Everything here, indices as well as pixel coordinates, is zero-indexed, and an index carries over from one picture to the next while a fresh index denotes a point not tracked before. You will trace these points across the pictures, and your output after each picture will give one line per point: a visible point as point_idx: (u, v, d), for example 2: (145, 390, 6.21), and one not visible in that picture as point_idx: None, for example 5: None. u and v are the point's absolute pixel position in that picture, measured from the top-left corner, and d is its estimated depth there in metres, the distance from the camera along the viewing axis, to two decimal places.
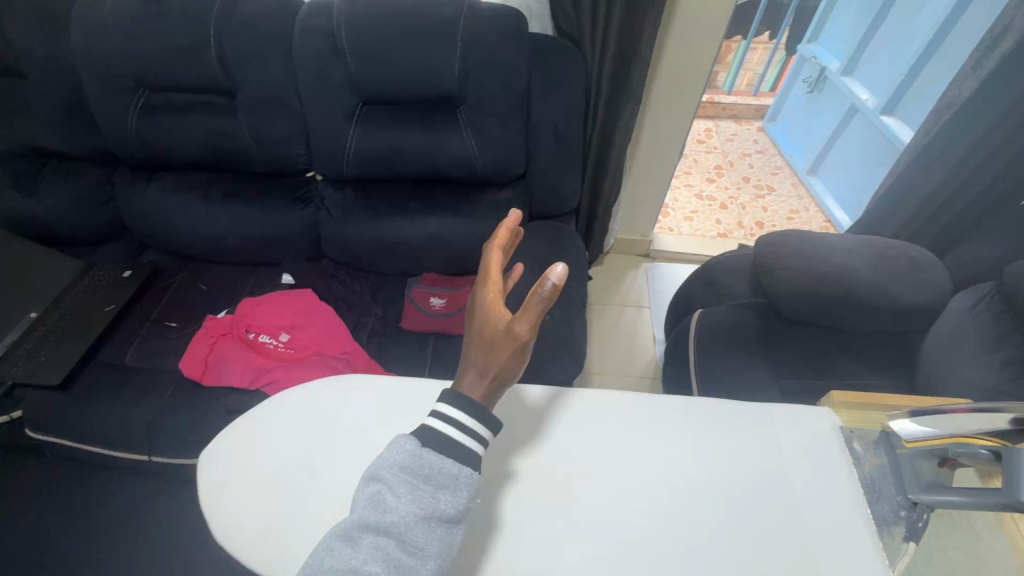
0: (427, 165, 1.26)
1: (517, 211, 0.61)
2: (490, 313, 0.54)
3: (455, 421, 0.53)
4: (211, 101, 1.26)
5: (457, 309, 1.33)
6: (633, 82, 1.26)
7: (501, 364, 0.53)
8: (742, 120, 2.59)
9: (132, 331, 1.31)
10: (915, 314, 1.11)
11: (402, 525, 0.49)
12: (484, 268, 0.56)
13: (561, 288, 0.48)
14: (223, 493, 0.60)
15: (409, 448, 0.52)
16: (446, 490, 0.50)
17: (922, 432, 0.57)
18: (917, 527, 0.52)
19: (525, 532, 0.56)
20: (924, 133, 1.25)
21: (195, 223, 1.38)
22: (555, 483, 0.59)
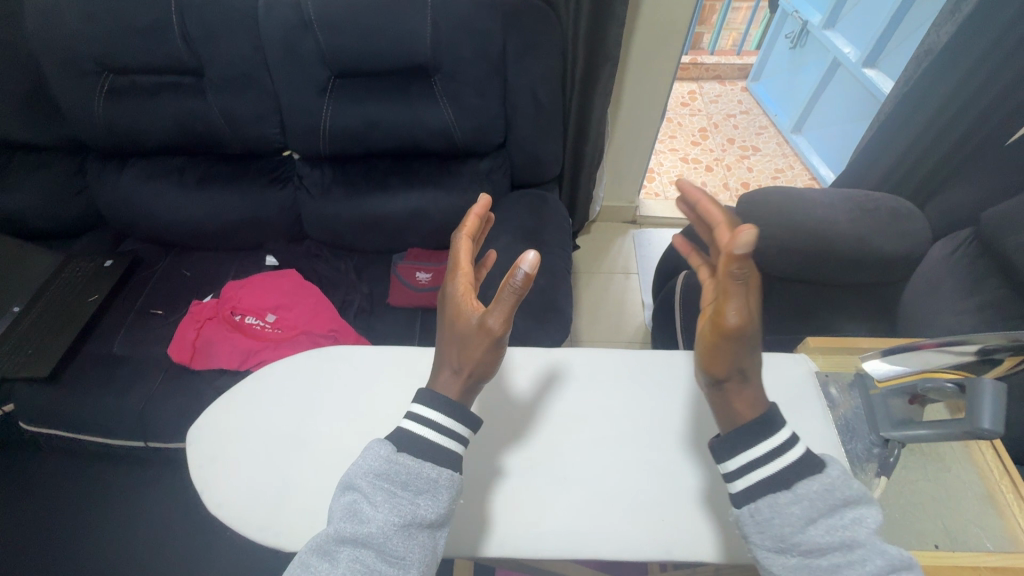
0: (405, 138, 1.24)
1: (487, 197, 0.61)
2: (462, 307, 0.56)
3: (432, 421, 0.53)
4: (178, 82, 1.22)
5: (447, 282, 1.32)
6: (610, 43, 1.23)
7: (475, 359, 0.54)
8: (725, 81, 2.54)
9: (119, 320, 1.31)
10: (896, 262, 1.13)
11: (381, 535, 0.49)
12: (455, 261, 0.57)
13: (532, 278, 0.49)
14: (214, 468, 0.61)
15: (384, 454, 0.52)
16: (425, 495, 0.51)
17: (893, 371, 0.61)
18: (889, 462, 0.57)
19: (518, 487, 0.61)
20: (904, 82, 1.24)
21: (172, 209, 1.36)
22: (546, 442, 0.65)
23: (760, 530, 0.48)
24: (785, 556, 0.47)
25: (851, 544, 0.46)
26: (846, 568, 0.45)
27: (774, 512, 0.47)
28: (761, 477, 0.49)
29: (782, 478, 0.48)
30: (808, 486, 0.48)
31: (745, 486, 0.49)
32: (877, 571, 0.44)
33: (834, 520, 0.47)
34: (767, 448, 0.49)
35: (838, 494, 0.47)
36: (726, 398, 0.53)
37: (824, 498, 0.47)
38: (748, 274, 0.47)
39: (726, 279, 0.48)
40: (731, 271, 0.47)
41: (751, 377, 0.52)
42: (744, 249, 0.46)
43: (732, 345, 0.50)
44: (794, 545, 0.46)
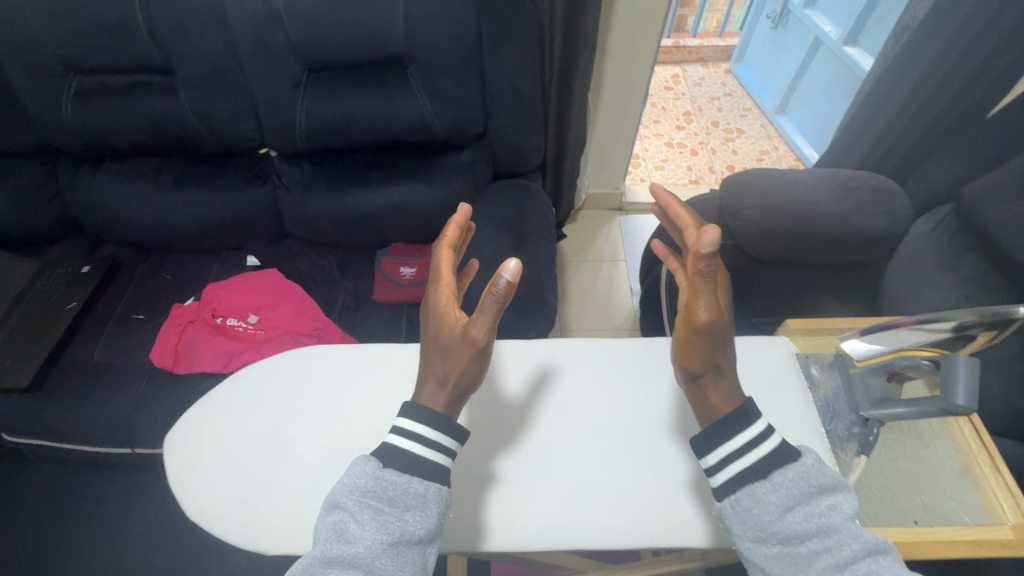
0: (383, 131, 1.22)
1: (465, 207, 0.62)
2: (445, 318, 0.56)
3: (418, 435, 0.53)
4: (147, 81, 1.19)
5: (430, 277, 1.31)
6: (587, 27, 1.21)
7: (460, 370, 0.54)
8: (709, 63, 2.52)
9: (99, 327, 1.29)
10: (878, 241, 1.13)
11: (369, 555, 0.48)
12: (435, 273, 0.58)
13: (515, 285, 0.49)
14: (193, 474, 0.60)
15: (370, 471, 0.51)
16: (414, 510, 0.51)
17: (872, 350, 0.63)
18: (870, 441, 0.58)
19: (507, 482, 0.61)
20: (883, 59, 1.23)
21: (149, 211, 1.34)
22: (535, 436, 0.65)
23: (742, 520, 0.50)
24: (766, 545, 0.49)
25: (828, 529, 0.48)
26: (824, 553, 0.47)
27: (754, 503, 0.50)
28: (739, 469, 0.51)
29: (759, 469, 0.51)
30: (784, 475, 0.50)
31: (725, 479, 0.52)
32: (851, 553, 0.46)
33: (811, 507, 0.48)
34: (743, 441, 0.52)
35: (813, 482, 0.49)
36: (702, 392, 0.55)
37: (799, 486, 0.49)
38: (716, 271, 0.50)
39: (695, 278, 0.51)
40: (698, 270, 0.50)
41: (724, 372, 0.55)
42: (710, 247, 0.48)
43: (707, 342, 0.53)
44: (774, 533, 0.48)
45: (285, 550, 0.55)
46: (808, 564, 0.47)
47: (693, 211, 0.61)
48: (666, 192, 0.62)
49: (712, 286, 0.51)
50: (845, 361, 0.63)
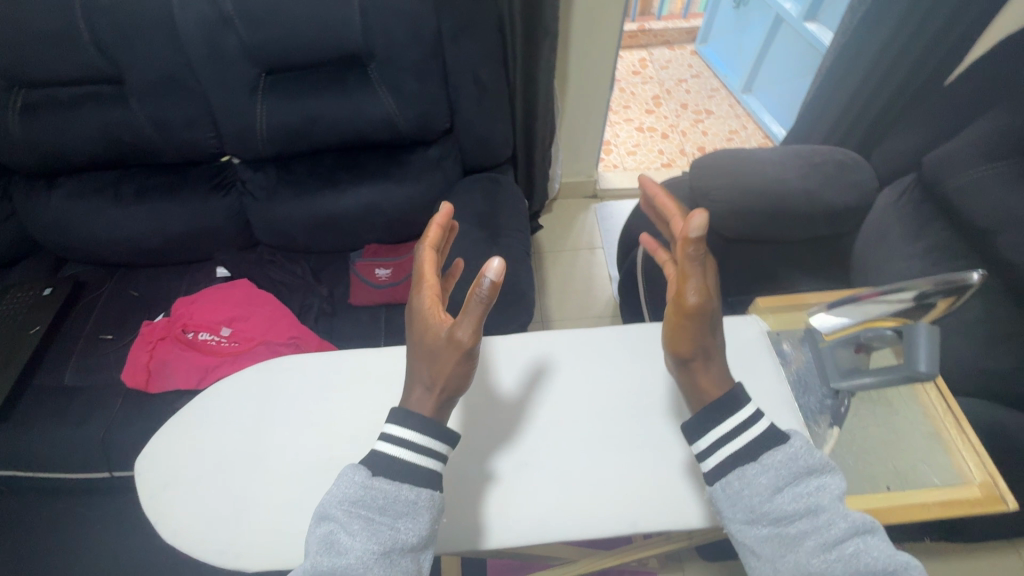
0: (347, 131, 1.20)
1: (449, 206, 0.58)
2: (430, 321, 0.55)
3: (408, 440, 0.52)
4: (97, 92, 1.15)
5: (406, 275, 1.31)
6: (548, 15, 1.20)
7: (448, 373, 0.53)
8: (674, 46, 2.53)
9: (68, 349, 1.25)
10: (846, 214, 1.15)
11: (360, 566, 0.47)
12: (419, 273, 0.57)
13: (499, 285, 0.48)
14: (167, 494, 0.59)
15: (360, 480, 0.51)
16: (406, 518, 0.50)
17: (839, 323, 0.66)
18: (841, 413, 0.60)
19: (504, 481, 0.61)
20: (841, 33, 1.25)
21: (111, 227, 1.29)
22: (531, 433, 0.64)
23: (733, 502, 0.51)
24: (757, 525, 0.49)
25: (816, 509, 0.48)
26: (812, 532, 0.47)
27: (744, 484, 0.50)
28: (729, 452, 0.52)
29: (750, 452, 0.52)
30: (774, 456, 0.51)
31: (717, 462, 0.52)
32: (839, 532, 0.47)
33: (800, 488, 0.49)
34: (735, 423, 0.53)
35: (802, 462, 0.50)
36: (693, 376, 0.56)
37: (789, 467, 0.50)
38: (705, 255, 0.52)
39: (686, 262, 0.53)
40: (688, 254, 0.52)
41: (713, 360, 0.56)
42: (698, 232, 0.51)
43: (697, 325, 0.54)
44: (764, 514, 0.49)
45: (268, 566, 0.54)
46: (797, 543, 0.47)
47: (677, 201, 0.64)
48: (654, 180, 0.67)
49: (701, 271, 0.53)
50: (814, 335, 0.66)
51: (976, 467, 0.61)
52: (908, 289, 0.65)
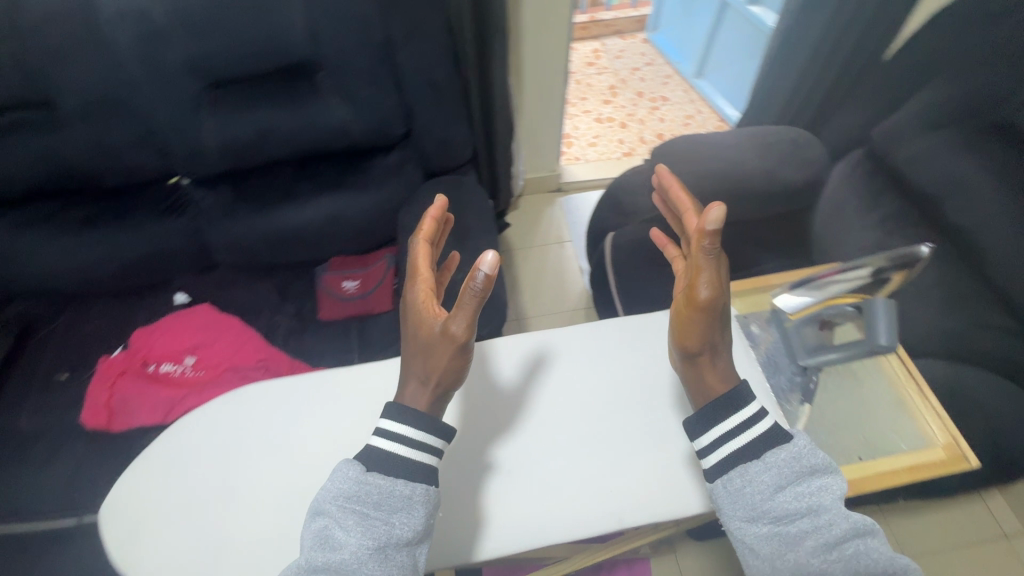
0: (302, 143, 1.17)
1: (442, 198, 0.64)
2: (424, 315, 0.58)
3: (402, 435, 0.55)
4: (27, 117, 1.06)
5: (375, 285, 1.31)
6: (498, 11, 1.18)
7: (443, 366, 0.56)
8: (626, 35, 2.53)
9: (22, 392, 1.18)
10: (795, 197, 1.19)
11: (355, 561, 0.49)
12: (413, 268, 0.61)
13: (493, 278, 0.52)
14: (137, 538, 0.60)
15: (354, 475, 0.53)
16: (400, 512, 0.52)
17: (802, 301, 0.79)
18: (810, 388, 0.73)
19: (507, 471, 0.65)
20: (785, 14, 1.27)
21: (58, 259, 1.22)
22: (526, 425, 0.68)
23: (733, 500, 0.53)
24: (757, 524, 0.52)
25: (818, 510, 0.50)
26: (813, 533, 0.49)
27: (745, 481, 0.53)
28: (731, 450, 0.54)
29: (753, 451, 0.54)
30: (776, 455, 0.53)
31: (717, 460, 0.55)
32: (840, 533, 0.49)
33: (802, 488, 0.52)
34: (738, 422, 0.55)
35: (804, 462, 0.52)
36: (699, 372, 0.59)
37: (791, 466, 0.53)
38: (719, 248, 0.55)
39: (702, 254, 0.56)
40: (704, 246, 0.55)
41: (721, 353, 0.59)
42: (714, 224, 0.53)
43: (703, 319, 0.57)
44: (766, 513, 0.51)
45: None
46: (796, 542, 0.50)
47: (691, 195, 0.69)
48: (670, 173, 0.71)
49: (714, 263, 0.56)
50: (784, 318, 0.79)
51: (940, 430, 0.72)
52: (867, 265, 0.79)
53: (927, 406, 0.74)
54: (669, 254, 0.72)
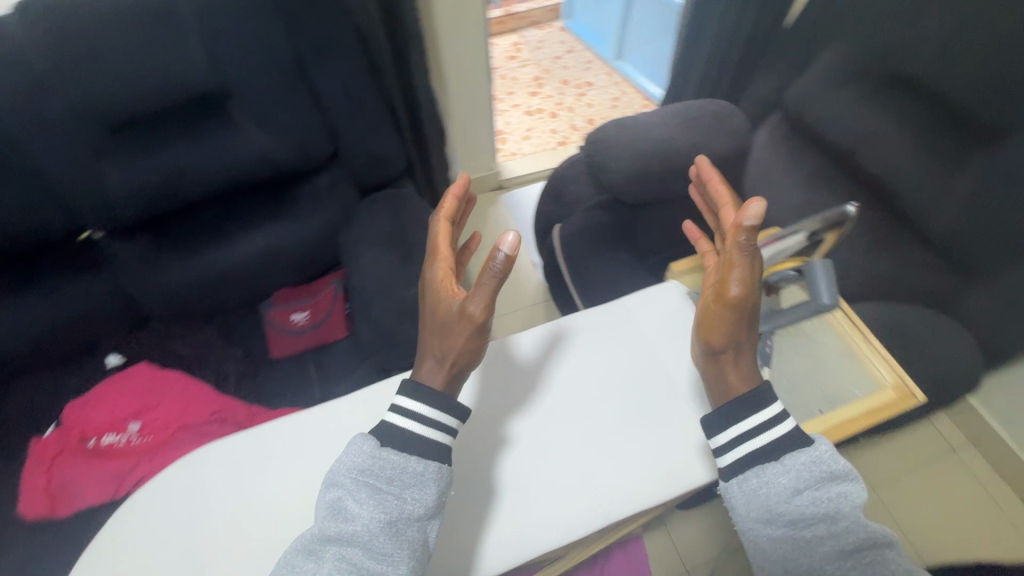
0: None
1: (464, 177, 0.66)
2: (443, 295, 0.59)
3: (418, 412, 0.57)
4: None
5: (326, 317, 1.13)
6: None
7: (458, 347, 0.58)
8: None
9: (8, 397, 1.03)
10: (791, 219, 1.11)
11: (366, 533, 0.52)
12: (432, 247, 0.62)
13: (512, 259, 0.53)
14: (135, 525, 0.60)
15: (367, 449, 0.56)
16: (413, 489, 0.55)
17: None
18: (766, 351, 0.77)
19: (512, 452, 0.64)
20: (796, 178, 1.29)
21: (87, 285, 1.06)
22: (551, 415, 0.67)
23: (748, 505, 0.52)
24: (771, 527, 0.50)
25: (836, 516, 0.49)
26: (829, 539, 0.49)
27: (762, 484, 0.51)
28: (748, 450, 0.53)
29: (779, 448, 0.52)
30: (796, 458, 0.51)
31: (734, 459, 0.53)
32: (858, 541, 0.49)
33: (821, 493, 0.50)
34: (758, 421, 0.53)
35: (825, 468, 0.50)
36: (722, 369, 0.57)
37: (811, 471, 0.51)
38: (755, 248, 0.55)
39: (735, 252, 0.56)
40: (738, 242, 0.55)
41: (746, 354, 0.58)
42: (751, 222, 0.53)
43: (733, 318, 0.56)
44: (779, 524, 0.50)
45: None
46: (812, 549, 0.49)
47: (731, 191, 0.69)
48: (711, 166, 0.71)
49: (751, 264, 0.56)
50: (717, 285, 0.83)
51: (889, 373, 0.74)
52: (801, 231, 0.84)
53: (878, 353, 0.76)
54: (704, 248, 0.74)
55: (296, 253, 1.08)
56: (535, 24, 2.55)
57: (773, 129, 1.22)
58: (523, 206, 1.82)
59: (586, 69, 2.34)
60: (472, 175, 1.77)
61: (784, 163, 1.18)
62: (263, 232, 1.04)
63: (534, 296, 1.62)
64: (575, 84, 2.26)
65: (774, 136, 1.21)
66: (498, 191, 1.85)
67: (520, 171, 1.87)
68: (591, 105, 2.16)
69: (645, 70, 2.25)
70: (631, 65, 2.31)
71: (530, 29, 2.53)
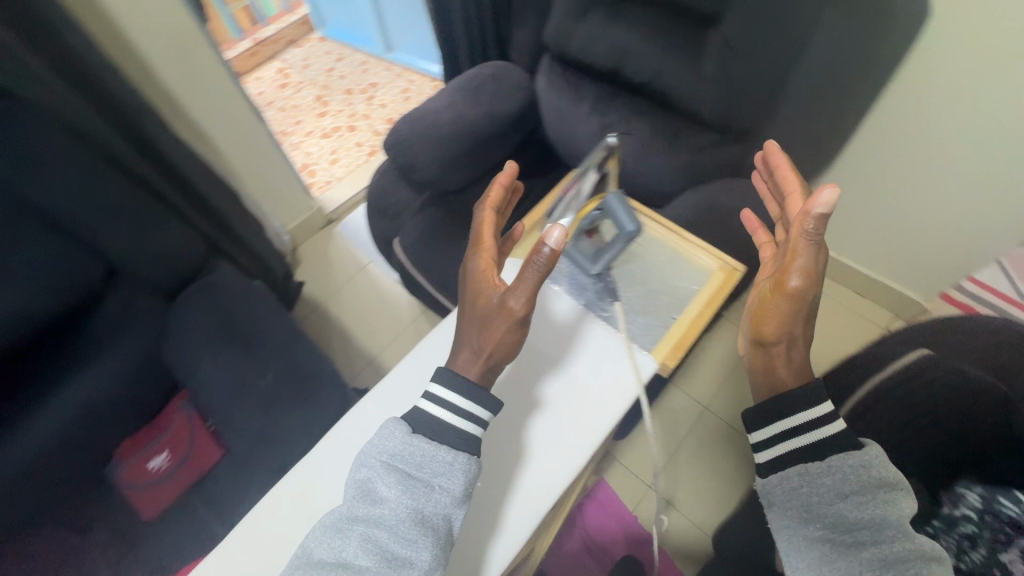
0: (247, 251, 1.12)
1: (512, 166, 0.65)
2: (483, 285, 0.58)
3: (450, 403, 0.53)
4: None
5: (188, 453, 0.91)
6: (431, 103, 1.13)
7: (497, 341, 0.55)
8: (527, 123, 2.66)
9: None
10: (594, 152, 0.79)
11: (393, 517, 0.48)
12: (478, 238, 0.61)
13: (557, 253, 0.51)
14: None
15: (399, 435, 0.52)
16: (442, 476, 0.51)
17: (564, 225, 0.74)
18: (613, 287, 0.72)
19: (534, 421, 0.62)
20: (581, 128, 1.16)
21: None
22: (573, 377, 0.65)
23: (789, 503, 0.52)
24: (809, 527, 0.50)
25: (883, 524, 0.48)
26: (872, 544, 0.47)
27: (805, 482, 0.52)
28: (787, 449, 0.54)
29: (819, 450, 0.53)
30: (843, 460, 0.51)
31: (772, 456, 0.55)
32: (902, 552, 0.46)
33: (866, 498, 0.49)
34: (802, 421, 0.54)
35: (873, 473, 0.50)
36: (769, 357, 0.58)
37: (858, 475, 0.50)
38: (822, 238, 0.50)
39: (803, 244, 0.52)
40: (806, 231, 0.50)
41: (799, 349, 0.57)
42: (822, 211, 0.48)
43: (788, 310, 0.54)
44: (821, 522, 0.50)
45: None
46: (852, 553, 0.47)
47: (801, 178, 0.60)
48: (779, 148, 0.62)
49: (815, 253, 0.52)
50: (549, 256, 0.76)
51: (711, 257, 0.77)
52: (588, 175, 0.79)
53: (692, 243, 0.79)
54: (759, 238, 0.68)
55: (114, 400, 0.86)
56: (292, 44, 2.22)
57: (548, 70, 1.08)
58: (361, 229, 1.62)
59: (364, 72, 2.07)
60: (293, 225, 1.53)
61: (568, 101, 1.04)
62: (71, 390, 0.81)
63: (412, 312, 1.48)
64: (359, 91, 2.01)
65: (554, 79, 1.06)
66: (330, 226, 1.63)
67: (343, 197, 1.67)
68: (384, 106, 1.95)
69: (418, 51, 1.98)
70: (405, 52, 2.03)
71: (291, 49, 2.21)
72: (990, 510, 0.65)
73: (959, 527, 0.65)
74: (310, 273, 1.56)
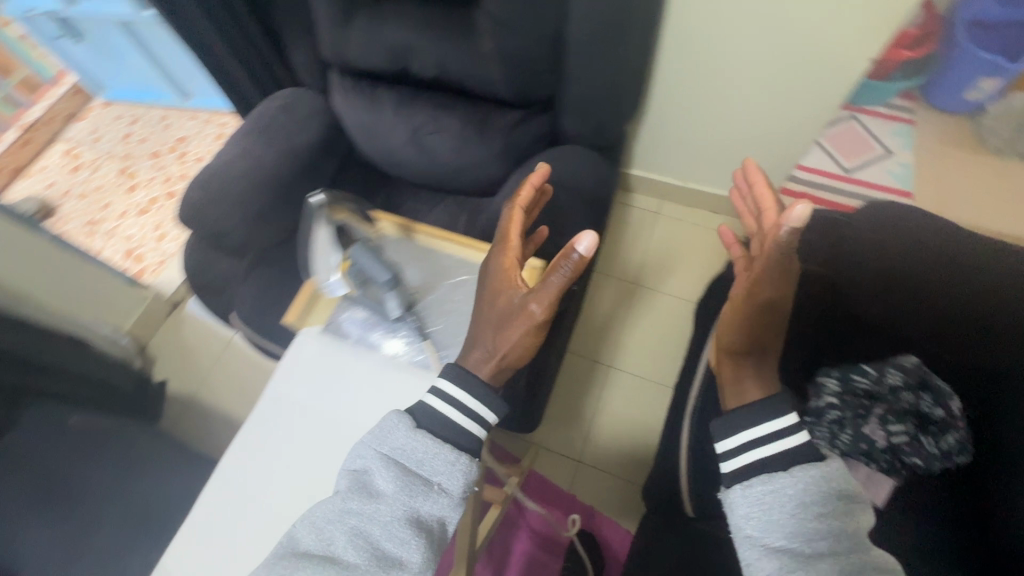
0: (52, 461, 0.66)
1: (546, 165, 0.53)
2: (501, 284, 0.47)
3: (458, 401, 0.43)
4: None
5: None
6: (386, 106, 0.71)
7: (511, 343, 0.45)
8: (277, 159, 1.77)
9: None
10: (362, 57, 0.68)
11: (384, 515, 0.38)
12: (503, 231, 0.50)
13: (587, 262, 0.42)
14: None
15: (402, 427, 0.41)
16: (442, 477, 0.40)
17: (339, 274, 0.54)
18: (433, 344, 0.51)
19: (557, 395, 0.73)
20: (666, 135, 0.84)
21: None
22: None
23: (750, 511, 0.40)
24: (768, 535, 0.39)
25: (841, 536, 0.37)
26: (829, 554, 0.37)
27: (769, 492, 0.40)
28: (751, 461, 0.42)
29: (785, 460, 0.41)
30: (806, 472, 0.39)
31: (739, 467, 0.42)
32: (854, 562, 0.36)
33: (825, 508, 0.38)
34: (763, 432, 0.42)
35: (829, 485, 0.39)
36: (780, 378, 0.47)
37: (817, 488, 0.39)
38: (790, 253, 0.44)
39: (771, 254, 0.44)
40: (775, 245, 0.44)
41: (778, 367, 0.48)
42: (794, 225, 0.42)
43: (773, 335, 0.47)
44: (782, 530, 0.38)
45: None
46: (810, 566, 0.36)
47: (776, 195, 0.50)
48: (758, 167, 0.52)
49: (782, 265, 0.45)
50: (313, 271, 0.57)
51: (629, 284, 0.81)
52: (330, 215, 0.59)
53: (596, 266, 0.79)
54: (736, 257, 0.54)
55: None
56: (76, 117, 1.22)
57: (339, 87, 0.73)
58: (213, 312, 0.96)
59: (163, 130, 1.18)
60: None
61: (365, 107, 0.72)
62: None
63: None
64: (170, 153, 1.15)
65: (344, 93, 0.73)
66: None
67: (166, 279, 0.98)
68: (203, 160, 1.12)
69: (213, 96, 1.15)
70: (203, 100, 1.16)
71: (73, 127, 1.21)
72: (847, 389, 0.56)
73: (827, 416, 0.56)
74: (168, 371, 0.93)
